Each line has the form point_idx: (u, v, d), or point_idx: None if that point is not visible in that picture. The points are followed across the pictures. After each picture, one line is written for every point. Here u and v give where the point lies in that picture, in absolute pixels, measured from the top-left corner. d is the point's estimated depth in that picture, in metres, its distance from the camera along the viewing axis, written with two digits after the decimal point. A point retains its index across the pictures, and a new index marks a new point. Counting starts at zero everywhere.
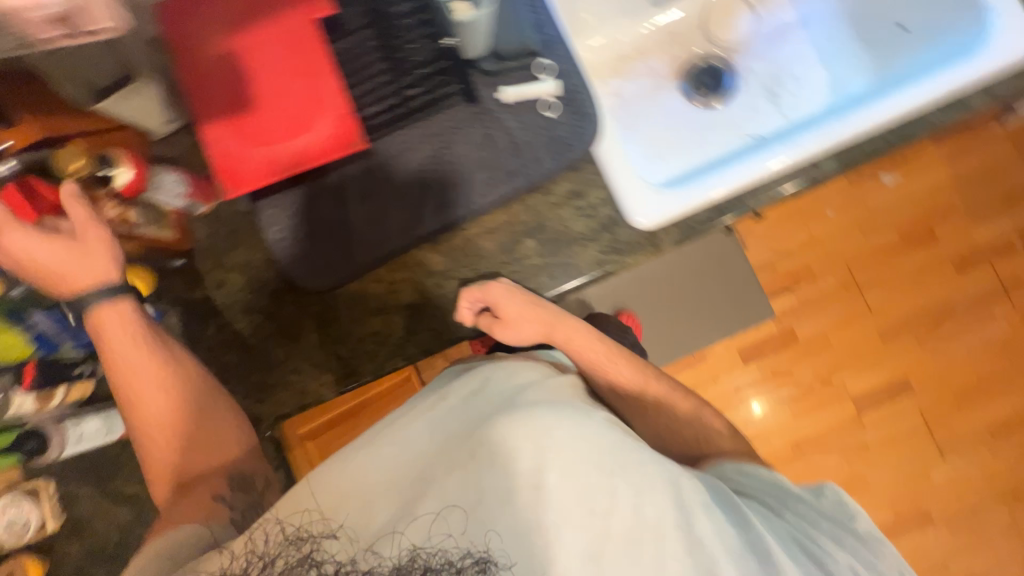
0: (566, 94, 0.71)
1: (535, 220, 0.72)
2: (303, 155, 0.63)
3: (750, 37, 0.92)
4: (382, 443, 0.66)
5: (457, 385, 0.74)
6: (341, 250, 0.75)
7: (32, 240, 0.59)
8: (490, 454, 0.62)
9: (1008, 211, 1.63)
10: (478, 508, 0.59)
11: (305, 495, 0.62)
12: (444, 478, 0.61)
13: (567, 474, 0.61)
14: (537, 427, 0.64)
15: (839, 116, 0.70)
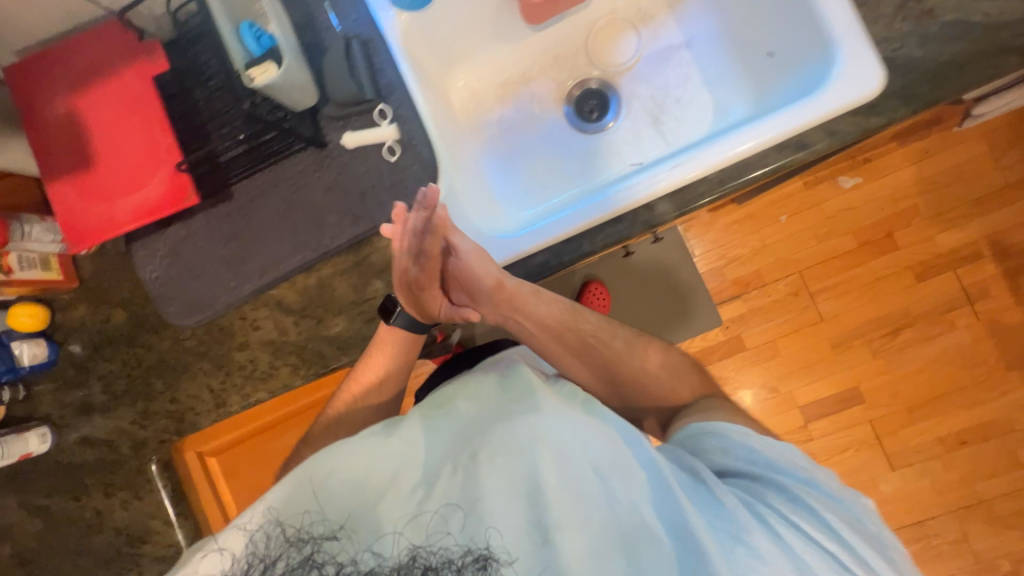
0: (405, 139, 0.72)
1: (384, 262, 0.75)
2: (141, 211, 0.66)
3: (634, 61, 0.89)
4: (374, 441, 0.56)
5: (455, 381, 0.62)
6: (207, 289, 0.78)
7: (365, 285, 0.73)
8: (493, 455, 0.54)
9: (976, 216, 1.53)
10: (480, 505, 0.51)
11: (296, 495, 0.54)
12: (444, 479, 0.53)
13: (567, 477, 0.52)
14: (542, 426, 0.55)
15: (677, 158, 0.68)
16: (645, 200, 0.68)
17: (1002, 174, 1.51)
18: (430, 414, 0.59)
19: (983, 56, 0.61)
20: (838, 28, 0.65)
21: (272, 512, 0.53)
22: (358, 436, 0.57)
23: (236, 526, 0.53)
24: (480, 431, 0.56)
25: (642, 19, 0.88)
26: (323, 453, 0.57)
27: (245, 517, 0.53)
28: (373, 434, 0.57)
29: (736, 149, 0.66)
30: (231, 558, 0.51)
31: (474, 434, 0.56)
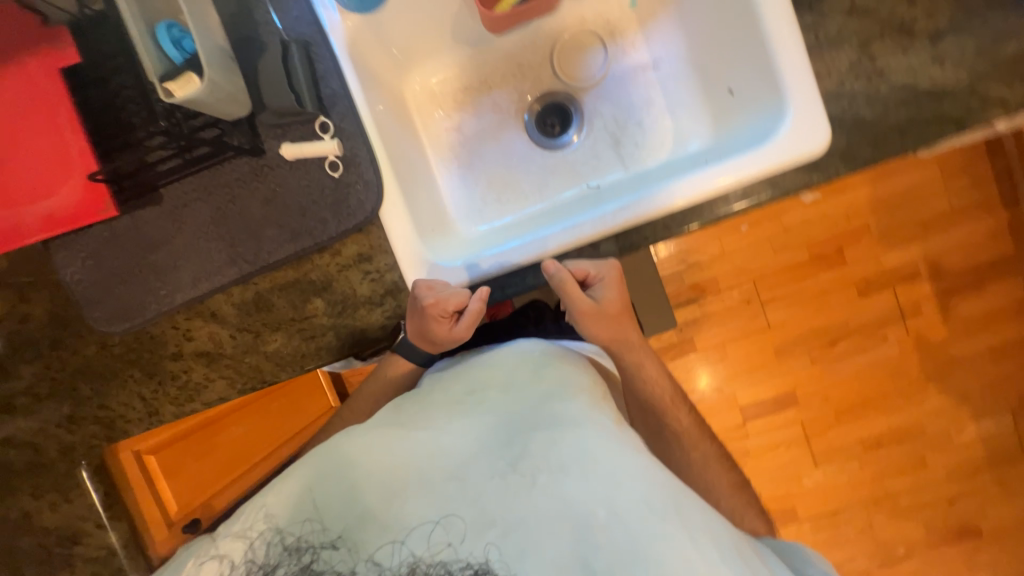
0: (348, 155, 0.68)
1: (324, 281, 0.72)
2: (54, 219, 0.62)
3: (601, 77, 0.86)
4: (411, 441, 0.58)
5: (502, 375, 0.64)
6: (136, 295, 0.74)
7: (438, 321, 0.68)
8: (531, 474, 0.54)
9: (920, 238, 1.60)
10: (504, 524, 0.52)
11: (301, 496, 0.56)
12: (477, 488, 0.54)
13: (609, 510, 0.52)
14: (589, 452, 0.55)
15: (621, 202, 0.67)
16: (589, 238, 0.68)
17: (948, 200, 1.58)
18: (476, 420, 0.60)
19: (923, 122, 0.62)
20: (791, 81, 0.63)
21: (274, 518, 0.55)
22: (392, 434, 0.58)
23: (239, 530, 0.55)
24: (521, 443, 0.56)
25: (611, 33, 0.85)
26: (351, 446, 0.58)
27: (247, 523, 0.55)
28: (407, 431, 0.58)
29: (682, 195, 0.65)
30: (229, 561, 0.53)
31: (516, 443, 0.56)
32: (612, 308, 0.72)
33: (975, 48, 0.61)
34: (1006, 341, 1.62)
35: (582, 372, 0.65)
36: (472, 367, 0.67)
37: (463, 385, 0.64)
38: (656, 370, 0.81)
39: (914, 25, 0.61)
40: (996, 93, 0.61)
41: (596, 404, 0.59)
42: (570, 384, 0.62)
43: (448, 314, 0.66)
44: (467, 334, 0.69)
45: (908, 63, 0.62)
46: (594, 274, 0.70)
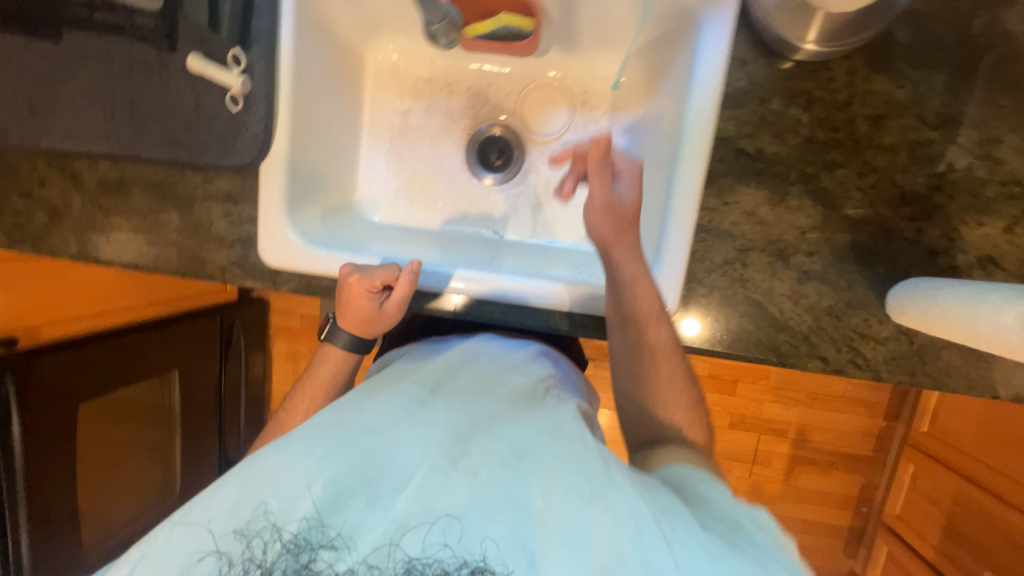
0: (252, 97, 0.67)
1: (186, 199, 0.72)
2: None
3: (554, 139, 0.84)
4: (353, 436, 0.48)
5: (456, 383, 0.59)
6: (1, 118, 0.71)
7: (374, 300, 0.69)
8: (482, 465, 0.45)
9: (803, 406, 1.69)
10: (455, 518, 0.42)
11: (241, 497, 0.44)
12: (434, 481, 0.45)
13: (550, 492, 0.43)
14: (529, 438, 0.48)
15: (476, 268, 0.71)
16: (439, 288, 0.73)
17: (845, 387, 1.65)
18: (415, 411, 0.52)
19: (754, 341, 0.65)
20: (667, 248, 0.63)
21: (268, 513, 0.43)
22: (320, 433, 0.49)
23: (194, 531, 0.43)
24: (466, 439, 0.48)
25: (582, 103, 0.82)
26: (285, 445, 0.48)
27: (234, 518, 0.43)
28: (344, 421, 0.51)
29: (516, 292, 0.72)
30: (225, 563, 0.42)
31: (460, 441, 0.48)
32: (627, 209, 0.62)
33: (829, 303, 0.63)
34: (822, 521, 1.77)
35: (511, 380, 0.61)
36: (435, 365, 0.63)
37: (417, 382, 0.58)
38: (649, 289, 0.62)
39: (792, 256, 0.63)
40: (822, 350, 0.64)
41: (522, 407, 0.54)
42: (505, 393, 0.58)
43: (376, 287, 0.68)
44: (400, 308, 0.70)
45: (770, 286, 0.64)
46: (615, 167, 0.63)
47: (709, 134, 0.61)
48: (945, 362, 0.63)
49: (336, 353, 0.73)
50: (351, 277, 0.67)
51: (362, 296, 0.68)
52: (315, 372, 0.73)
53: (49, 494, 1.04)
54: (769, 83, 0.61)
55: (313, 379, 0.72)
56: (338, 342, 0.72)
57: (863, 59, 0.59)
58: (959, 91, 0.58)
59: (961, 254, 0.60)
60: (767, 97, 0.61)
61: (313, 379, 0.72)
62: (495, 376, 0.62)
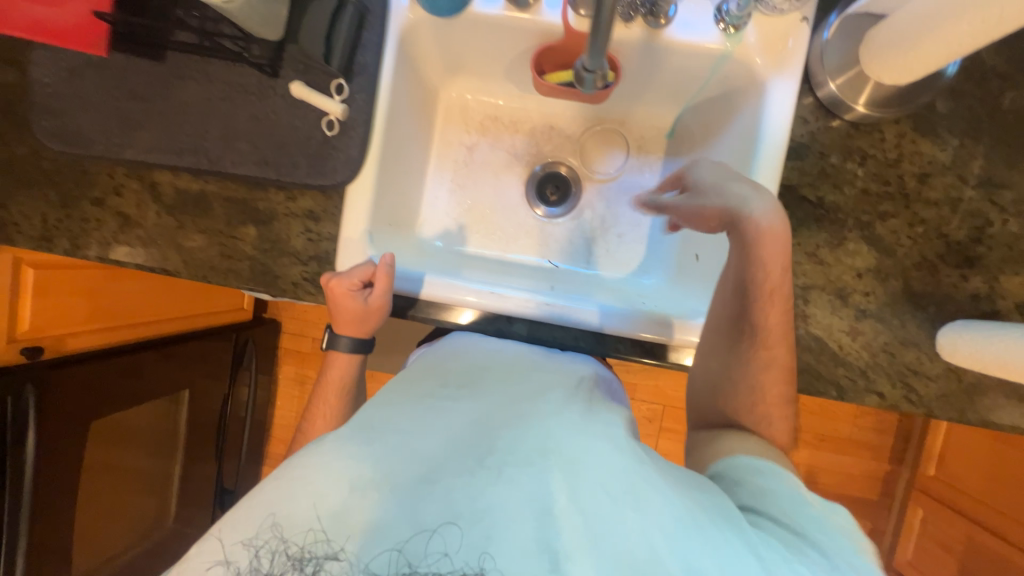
0: (347, 122, 0.71)
1: (267, 215, 0.74)
2: (52, 29, 0.68)
3: (610, 178, 0.89)
4: (379, 437, 0.49)
5: (482, 381, 0.60)
6: (87, 127, 0.73)
7: (357, 297, 0.70)
8: (505, 467, 0.47)
9: (812, 447, 1.68)
10: (464, 524, 0.43)
11: (261, 506, 0.45)
12: (454, 483, 0.46)
13: (578, 497, 0.45)
14: (557, 438, 0.50)
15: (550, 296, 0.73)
16: (505, 312, 0.73)
17: (852, 429, 1.67)
18: (441, 415, 0.53)
19: (815, 375, 0.69)
20: None
21: (279, 526, 0.43)
22: (351, 431, 0.50)
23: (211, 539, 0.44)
24: (491, 440, 0.50)
25: (638, 147, 0.89)
26: (313, 448, 0.49)
27: (250, 529, 0.44)
28: (371, 427, 0.51)
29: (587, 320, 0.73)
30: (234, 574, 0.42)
31: (484, 443, 0.50)
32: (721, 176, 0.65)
33: (884, 340, 0.68)
34: None
35: (542, 375, 0.63)
36: (459, 362, 0.64)
37: (441, 383, 0.60)
38: (778, 271, 0.63)
39: (850, 295, 0.68)
40: (878, 385, 0.68)
41: (559, 406, 0.55)
42: (535, 388, 0.60)
43: (357, 285, 0.69)
44: (384, 299, 0.70)
45: (829, 322, 0.68)
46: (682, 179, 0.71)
47: (772, 183, 0.67)
48: (990, 400, 0.67)
49: (342, 358, 0.76)
50: (329, 282, 0.69)
51: (343, 296, 0.69)
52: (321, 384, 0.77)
53: (49, 519, 0.95)
54: (828, 139, 0.68)
55: (321, 391, 0.77)
56: (340, 347, 0.75)
57: (910, 124, 0.67)
58: (991, 156, 0.66)
59: (1001, 299, 0.66)
60: (826, 152, 0.68)
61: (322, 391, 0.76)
62: (521, 371, 0.63)
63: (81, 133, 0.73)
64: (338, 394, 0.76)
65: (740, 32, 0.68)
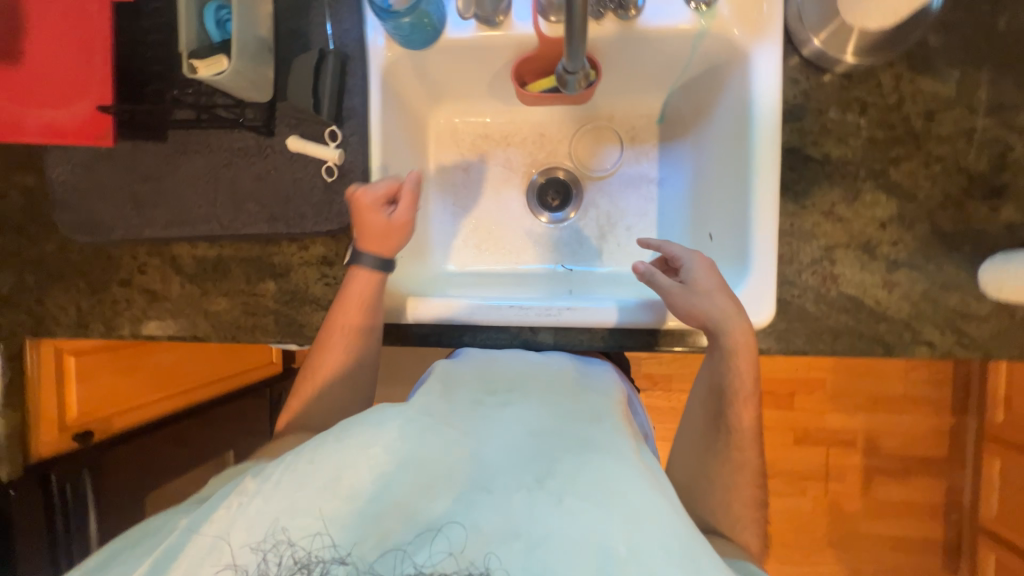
0: (344, 166, 0.74)
1: (283, 267, 0.76)
2: (69, 132, 0.73)
3: (608, 173, 0.88)
4: (441, 434, 0.49)
5: (540, 393, 0.58)
6: (107, 215, 0.77)
7: (381, 212, 0.70)
8: (563, 496, 0.44)
9: (868, 411, 1.58)
10: (485, 542, 0.42)
11: (310, 483, 0.45)
12: (504, 497, 0.44)
13: (636, 547, 0.41)
14: (619, 479, 0.45)
15: (568, 300, 0.72)
16: (528, 323, 0.72)
17: (905, 385, 1.57)
18: (501, 428, 0.51)
19: (856, 334, 0.66)
20: (756, 254, 0.67)
21: (285, 530, 0.44)
22: (415, 420, 0.50)
23: (246, 507, 0.44)
24: (549, 460, 0.48)
25: (632, 138, 0.88)
26: (368, 422, 0.48)
27: (262, 531, 0.44)
28: (437, 422, 0.50)
29: (613, 317, 0.71)
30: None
31: (543, 462, 0.47)
32: (708, 287, 0.64)
33: (923, 288, 0.65)
34: (913, 535, 1.61)
35: (599, 398, 0.59)
36: (513, 369, 0.62)
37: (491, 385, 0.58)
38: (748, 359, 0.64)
39: (878, 248, 0.66)
40: (925, 334, 0.65)
41: (630, 446, 0.50)
42: (589, 408, 0.56)
43: (382, 200, 0.70)
44: (410, 216, 0.71)
45: (860, 279, 0.66)
46: (676, 255, 0.68)
47: (775, 149, 0.66)
48: None
49: (364, 275, 0.70)
50: (354, 193, 0.69)
51: (369, 208, 0.69)
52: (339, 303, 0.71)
53: None
54: (824, 95, 0.67)
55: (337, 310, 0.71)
56: (364, 264, 0.70)
57: (905, 66, 0.65)
58: (997, 81, 0.64)
59: None
60: (824, 108, 0.67)
61: (338, 310, 0.71)
62: (576, 393, 0.59)
63: (102, 221, 0.77)
64: (360, 319, 0.70)
65: (713, 7, 0.68)
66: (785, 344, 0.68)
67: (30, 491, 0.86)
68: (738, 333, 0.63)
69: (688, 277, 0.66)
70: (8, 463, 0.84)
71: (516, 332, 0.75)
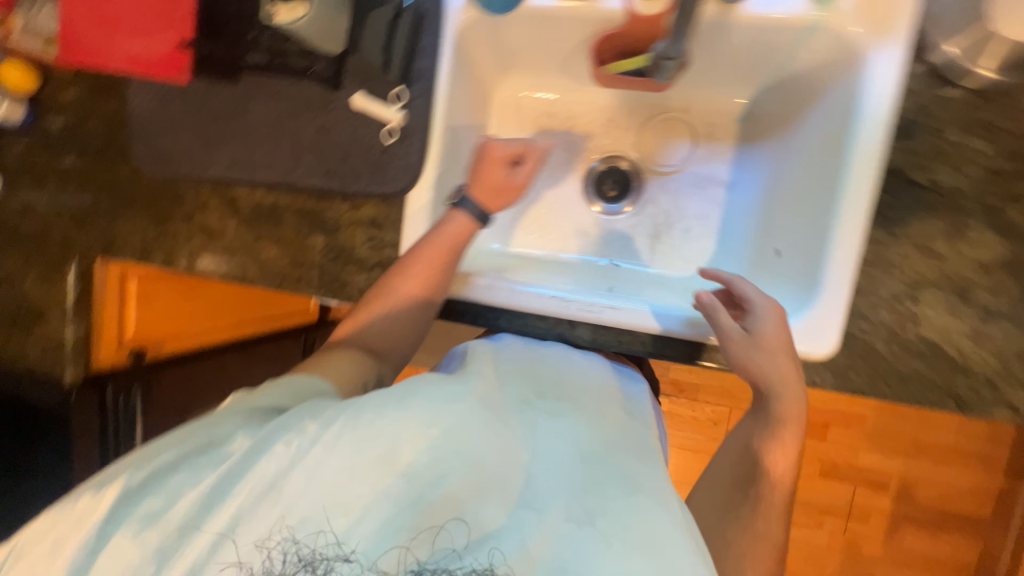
0: (406, 129, 0.73)
1: (333, 224, 0.77)
2: (154, 63, 0.77)
3: (674, 170, 0.82)
4: (493, 434, 0.48)
5: (591, 410, 0.57)
6: (176, 149, 0.79)
7: (505, 171, 0.72)
8: (610, 541, 0.43)
9: (909, 457, 1.48)
10: (524, 564, 0.42)
11: (341, 470, 0.43)
12: (552, 522, 0.44)
13: None
14: (666, 534, 0.44)
15: (612, 300, 0.70)
16: (568, 315, 0.70)
17: (955, 438, 1.45)
18: (549, 445, 0.50)
19: (928, 383, 0.60)
20: (826, 280, 0.61)
21: (287, 524, 0.43)
22: (476, 413, 0.48)
23: (259, 488, 0.44)
24: (598, 495, 0.47)
25: (706, 135, 0.82)
26: (428, 403, 0.47)
27: (261, 531, 0.43)
28: (495, 421, 0.49)
29: (656, 324, 0.68)
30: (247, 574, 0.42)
31: (594, 493, 0.47)
32: (775, 340, 0.60)
33: (1018, 344, 0.59)
34: None
35: (641, 431, 0.57)
36: (564, 377, 0.61)
37: (542, 389, 0.57)
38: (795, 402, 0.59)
39: (973, 293, 0.60)
40: (1010, 395, 0.59)
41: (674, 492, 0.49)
42: (631, 440, 0.54)
43: (509, 159, 0.72)
44: (526, 182, 0.74)
45: (945, 323, 0.60)
46: (745, 295, 0.63)
47: (873, 168, 0.60)
48: None
49: (463, 222, 0.69)
50: (489, 143, 0.71)
51: (496, 163, 0.72)
52: (431, 235, 0.69)
53: None
54: (946, 113, 0.61)
55: (427, 241, 0.68)
56: (465, 211, 0.69)
57: None
58: None
59: None
60: (944, 127, 0.61)
61: (428, 243, 0.68)
62: (622, 421, 0.57)
63: (172, 155, 0.80)
64: (445, 259, 0.68)
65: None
66: (844, 381, 0.62)
67: (87, 396, 0.92)
68: (783, 359, 0.60)
69: (752, 326, 0.62)
70: (73, 367, 0.92)
71: (555, 323, 0.73)
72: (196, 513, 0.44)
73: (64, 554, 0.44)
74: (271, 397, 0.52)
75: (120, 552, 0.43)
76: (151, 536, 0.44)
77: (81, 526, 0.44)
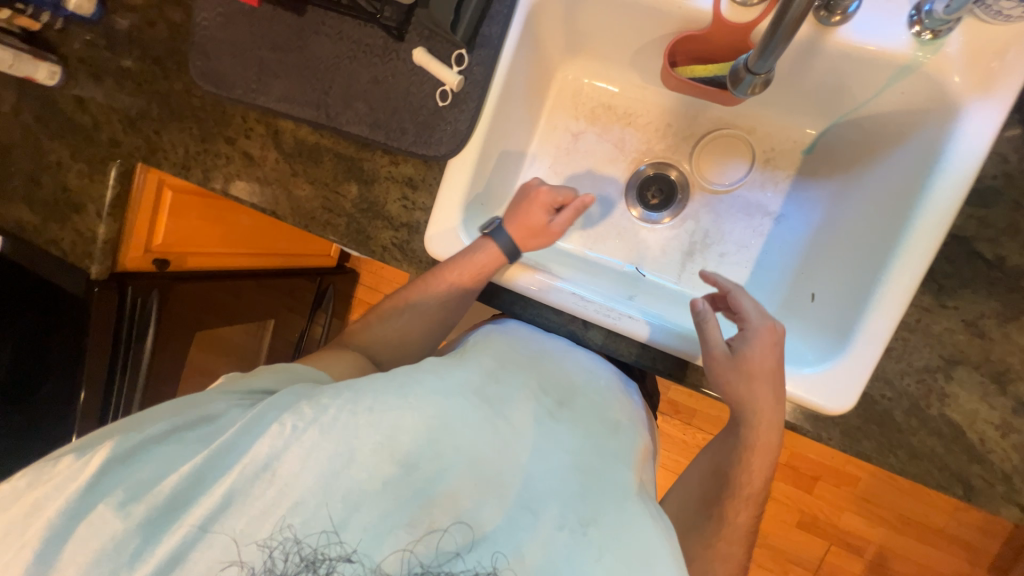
0: (460, 94, 0.71)
1: (369, 175, 0.76)
2: None
3: (725, 190, 0.78)
4: (490, 429, 0.51)
5: (586, 414, 0.59)
6: (232, 71, 0.79)
7: (546, 216, 0.70)
8: (601, 550, 0.47)
9: (893, 529, 1.44)
10: (519, 567, 0.46)
11: (338, 466, 0.46)
12: (546, 528, 0.47)
13: None
14: (652, 543, 0.47)
15: (628, 308, 0.68)
16: (584, 316, 0.68)
17: (948, 522, 1.40)
18: (545, 440, 0.53)
19: (939, 463, 0.58)
20: (860, 336, 0.59)
21: (289, 525, 0.45)
22: (470, 407, 0.52)
23: (257, 474, 0.46)
24: (594, 500, 0.50)
25: (766, 160, 0.78)
26: (430, 395, 0.51)
27: (263, 532, 0.45)
28: (494, 414, 0.52)
29: (672, 343, 0.65)
30: (249, 572, 0.45)
31: (587, 502, 0.50)
32: (761, 364, 0.58)
33: None
34: None
35: (627, 436, 0.59)
36: (565, 376, 0.62)
37: (545, 389, 0.59)
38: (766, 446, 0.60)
39: (1011, 382, 0.57)
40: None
41: (652, 506, 0.52)
42: (620, 447, 0.56)
43: (556, 205, 0.71)
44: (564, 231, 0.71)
45: (973, 408, 0.57)
46: (743, 313, 0.61)
47: (940, 230, 0.56)
48: None
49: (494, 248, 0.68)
50: (539, 188, 0.70)
51: (539, 209, 0.70)
52: (453, 264, 0.69)
53: None
54: None
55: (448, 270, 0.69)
56: (499, 241, 0.68)
57: None
58: None
59: None
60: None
61: (448, 271, 0.69)
62: (618, 426, 0.59)
63: (226, 75, 0.79)
64: (465, 288, 0.69)
65: (940, 39, 0.57)
66: (850, 442, 0.60)
67: (108, 290, 0.92)
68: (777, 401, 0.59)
69: (744, 345, 0.59)
70: (100, 264, 0.92)
71: (568, 320, 0.72)
72: (188, 488, 0.47)
73: (40, 518, 0.45)
74: (265, 381, 0.56)
75: (116, 520, 0.46)
76: (137, 509, 0.46)
77: (60, 493, 0.46)
